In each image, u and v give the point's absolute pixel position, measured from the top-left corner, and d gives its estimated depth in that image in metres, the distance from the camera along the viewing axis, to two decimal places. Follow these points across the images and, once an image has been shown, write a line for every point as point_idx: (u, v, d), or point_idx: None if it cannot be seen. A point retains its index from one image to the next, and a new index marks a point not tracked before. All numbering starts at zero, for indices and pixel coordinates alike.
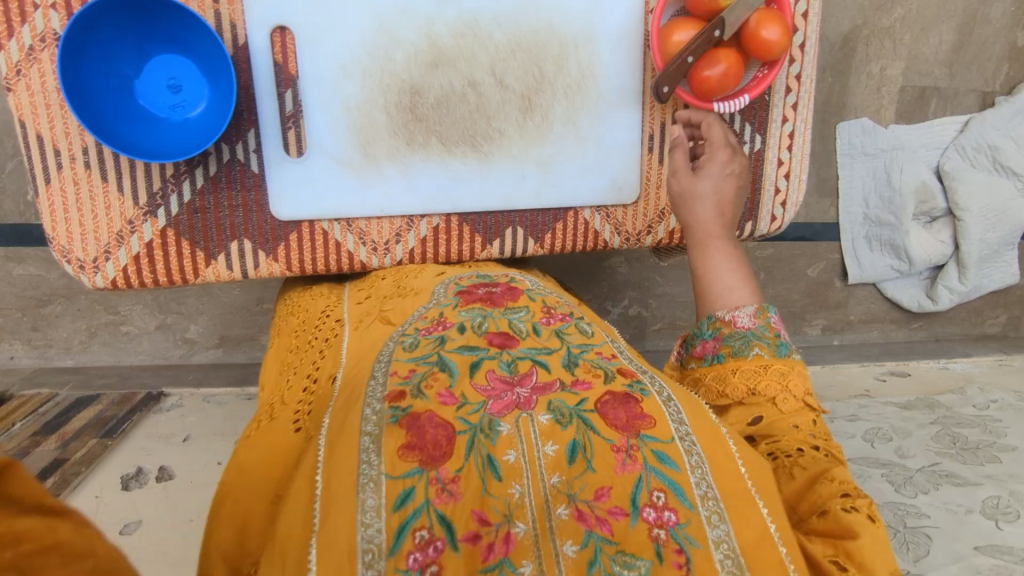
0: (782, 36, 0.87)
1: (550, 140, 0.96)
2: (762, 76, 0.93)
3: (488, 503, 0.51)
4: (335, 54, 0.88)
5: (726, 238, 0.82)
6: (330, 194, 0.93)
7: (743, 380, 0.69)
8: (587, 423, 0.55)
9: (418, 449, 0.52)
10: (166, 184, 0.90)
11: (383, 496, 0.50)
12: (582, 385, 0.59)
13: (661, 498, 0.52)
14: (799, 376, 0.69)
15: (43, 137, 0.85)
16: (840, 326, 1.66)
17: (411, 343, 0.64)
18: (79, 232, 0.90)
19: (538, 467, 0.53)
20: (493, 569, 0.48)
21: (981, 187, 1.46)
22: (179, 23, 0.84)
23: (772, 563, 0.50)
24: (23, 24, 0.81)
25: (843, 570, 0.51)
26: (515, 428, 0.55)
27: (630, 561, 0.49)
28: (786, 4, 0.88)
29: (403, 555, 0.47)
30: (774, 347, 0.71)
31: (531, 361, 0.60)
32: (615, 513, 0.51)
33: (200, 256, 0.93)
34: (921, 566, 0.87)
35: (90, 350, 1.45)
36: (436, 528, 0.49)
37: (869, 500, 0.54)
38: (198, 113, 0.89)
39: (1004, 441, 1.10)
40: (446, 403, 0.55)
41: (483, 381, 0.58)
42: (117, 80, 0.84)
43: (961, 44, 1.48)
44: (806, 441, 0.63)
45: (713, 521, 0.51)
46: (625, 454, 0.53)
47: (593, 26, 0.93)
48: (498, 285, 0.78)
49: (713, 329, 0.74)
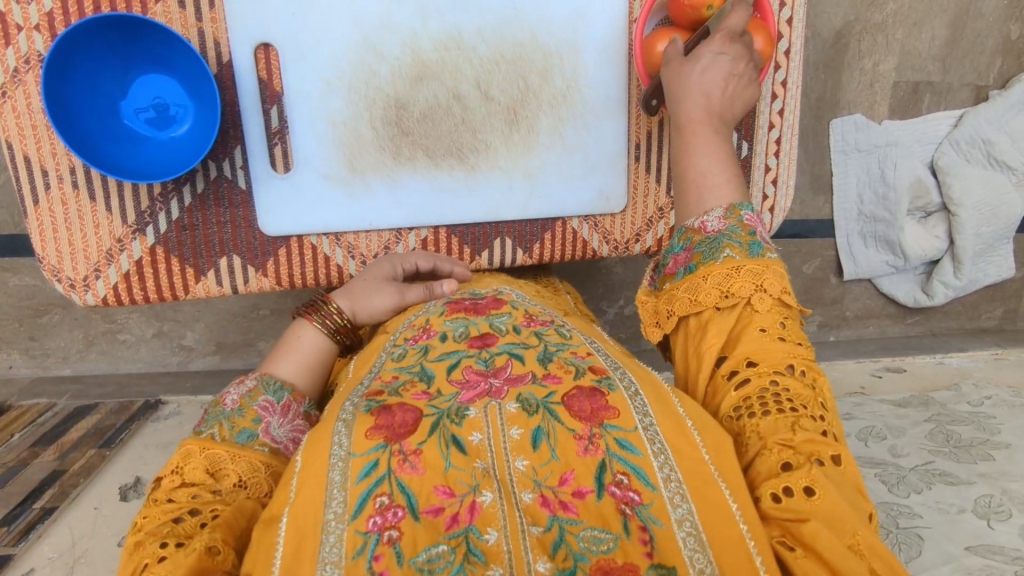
0: (766, 45, 0.87)
1: (537, 150, 0.97)
2: None
3: (451, 478, 0.55)
4: (319, 70, 0.90)
5: (710, 128, 0.77)
6: (317, 210, 0.95)
7: (715, 284, 0.69)
8: (552, 412, 0.59)
9: (384, 428, 0.58)
10: (154, 203, 0.93)
11: (349, 471, 0.55)
12: (553, 378, 0.62)
13: (626, 481, 0.55)
14: (775, 274, 0.68)
15: (30, 157, 0.88)
16: (836, 322, 1.66)
17: (399, 354, 0.70)
18: (69, 252, 0.93)
19: (503, 450, 0.57)
20: (456, 535, 0.52)
21: (974, 182, 1.46)
22: (163, 43, 0.86)
23: (733, 540, 0.52)
24: (8, 46, 0.85)
25: (789, 551, 0.52)
26: (483, 412, 0.59)
27: (597, 535, 0.53)
28: (770, 13, 0.88)
29: (363, 518, 0.52)
30: (746, 246, 0.69)
31: (507, 353, 0.66)
32: (580, 493, 0.55)
33: (190, 273, 0.96)
34: (914, 567, 0.88)
35: (87, 359, 1.46)
36: (396, 495, 0.53)
37: (806, 473, 0.54)
38: (184, 131, 0.91)
39: (997, 439, 1.11)
40: (418, 397, 0.61)
41: (459, 377, 0.64)
42: (103, 100, 0.87)
43: (954, 39, 1.47)
44: (780, 364, 0.63)
45: (676, 501, 0.55)
46: (588, 441, 0.57)
47: (578, 37, 0.94)
48: (485, 296, 0.80)
49: (684, 241, 0.74)
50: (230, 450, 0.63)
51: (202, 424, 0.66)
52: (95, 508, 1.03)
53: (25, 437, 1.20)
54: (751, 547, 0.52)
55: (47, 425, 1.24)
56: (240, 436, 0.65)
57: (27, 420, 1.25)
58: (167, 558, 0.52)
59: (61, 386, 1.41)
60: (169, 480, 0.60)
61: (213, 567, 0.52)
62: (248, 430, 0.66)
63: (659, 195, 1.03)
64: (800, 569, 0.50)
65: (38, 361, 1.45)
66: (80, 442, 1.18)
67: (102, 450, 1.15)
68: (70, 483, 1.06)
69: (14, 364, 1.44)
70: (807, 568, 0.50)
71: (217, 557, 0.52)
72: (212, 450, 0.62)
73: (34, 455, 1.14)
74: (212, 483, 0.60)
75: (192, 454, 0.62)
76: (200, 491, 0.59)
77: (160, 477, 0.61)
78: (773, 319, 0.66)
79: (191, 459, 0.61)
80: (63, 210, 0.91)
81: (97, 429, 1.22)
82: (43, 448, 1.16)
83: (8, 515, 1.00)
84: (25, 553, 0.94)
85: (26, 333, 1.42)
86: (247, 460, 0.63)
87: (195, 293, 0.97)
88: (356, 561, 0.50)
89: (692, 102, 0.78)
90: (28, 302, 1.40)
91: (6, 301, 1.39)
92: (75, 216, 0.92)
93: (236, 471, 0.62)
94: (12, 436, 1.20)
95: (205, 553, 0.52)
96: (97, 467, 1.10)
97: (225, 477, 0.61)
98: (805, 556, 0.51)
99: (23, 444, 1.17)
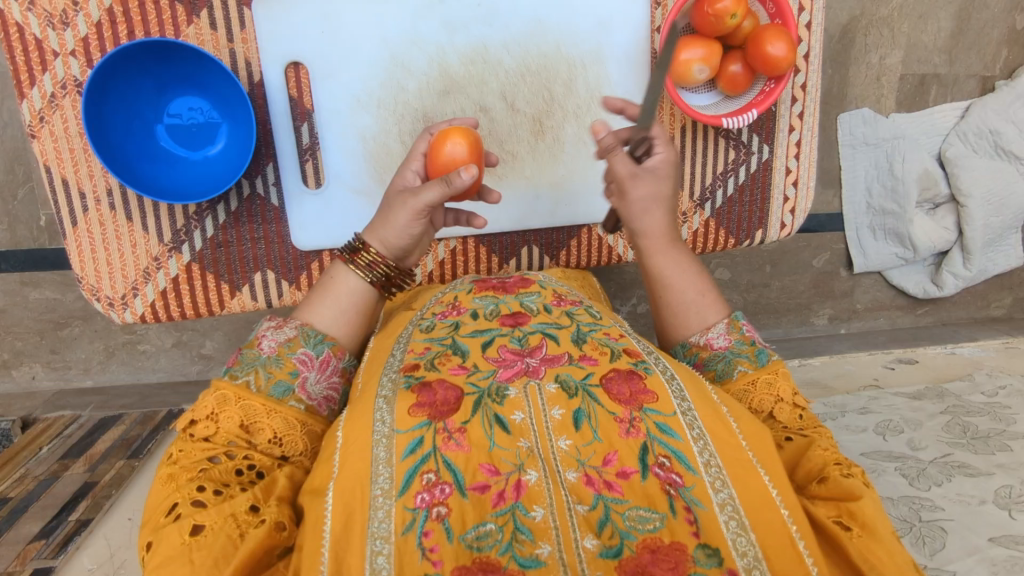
0: (788, 52, 0.88)
1: (562, 160, 1.00)
2: (769, 90, 0.95)
3: (496, 457, 0.57)
4: (348, 88, 0.93)
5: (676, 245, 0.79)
6: (349, 222, 0.98)
7: (735, 401, 0.69)
8: (591, 395, 0.62)
9: (427, 405, 0.60)
10: (189, 221, 0.97)
11: (393, 448, 0.57)
12: (589, 359, 0.66)
13: (668, 464, 0.58)
14: (785, 379, 0.70)
15: (68, 180, 0.92)
16: (847, 315, 1.67)
17: (427, 326, 0.73)
18: (107, 272, 0.97)
19: (546, 430, 0.60)
20: (503, 513, 0.54)
21: (982, 172, 1.47)
22: (198, 65, 0.89)
23: (774, 525, 0.54)
24: (44, 72, 0.88)
25: (846, 529, 0.54)
26: (523, 393, 0.62)
27: (643, 514, 0.55)
28: (791, 19, 0.90)
29: (411, 494, 0.54)
30: (753, 359, 0.72)
31: (541, 333, 0.69)
32: (624, 474, 0.57)
33: (226, 288, 1.00)
34: (938, 560, 0.88)
35: (108, 370, 1.47)
36: (443, 472, 0.56)
37: (860, 469, 0.60)
38: (217, 151, 0.93)
39: (1014, 429, 1.12)
40: (456, 373, 0.64)
41: (495, 354, 0.66)
42: (140, 123, 0.90)
43: (960, 30, 1.48)
44: (791, 433, 0.66)
45: (716, 486, 0.56)
46: (629, 424, 0.60)
47: (601, 47, 0.97)
48: (511, 276, 0.84)
49: (691, 355, 0.76)
50: (265, 403, 0.64)
51: (236, 367, 0.68)
52: (130, 518, 1.03)
53: (54, 450, 1.21)
54: (793, 532, 0.53)
55: (73, 438, 1.25)
56: (276, 390, 0.66)
57: (54, 433, 1.27)
58: (209, 506, 0.55)
59: (84, 398, 1.43)
60: (205, 425, 0.62)
61: (277, 543, 0.54)
62: (284, 384, 0.67)
63: (682, 200, 1.07)
64: (856, 549, 0.53)
65: (60, 373, 1.45)
66: (108, 453, 1.19)
67: (130, 461, 1.16)
68: (102, 494, 1.07)
69: (37, 376, 1.45)
70: (864, 546, 0.53)
71: (283, 533, 0.55)
72: (247, 401, 0.64)
73: (64, 468, 1.15)
74: (247, 436, 0.63)
75: (228, 401, 0.63)
76: (236, 439, 0.62)
77: (197, 418, 0.63)
78: (792, 414, 0.68)
79: (227, 406, 0.63)
80: (101, 230, 0.95)
81: (124, 440, 1.23)
82: (72, 460, 1.17)
83: (45, 528, 1.01)
84: (65, 564, 0.95)
85: (47, 346, 1.43)
86: (283, 416, 0.64)
87: (230, 308, 1.01)
88: (405, 537, 0.52)
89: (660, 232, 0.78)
90: (49, 315, 1.40)
91: (26, 315, 1.39)
92: (112, 235, 0.95)
93: (272, 428, 0.63)
94: (41, 449, 1.21)
95: (274, 529, 0.54)
96: (127, 476, 1.12)
97: (261, 431, 0.63)
98: (864, 532, 0.53)
99: (52, 457, 1.19)
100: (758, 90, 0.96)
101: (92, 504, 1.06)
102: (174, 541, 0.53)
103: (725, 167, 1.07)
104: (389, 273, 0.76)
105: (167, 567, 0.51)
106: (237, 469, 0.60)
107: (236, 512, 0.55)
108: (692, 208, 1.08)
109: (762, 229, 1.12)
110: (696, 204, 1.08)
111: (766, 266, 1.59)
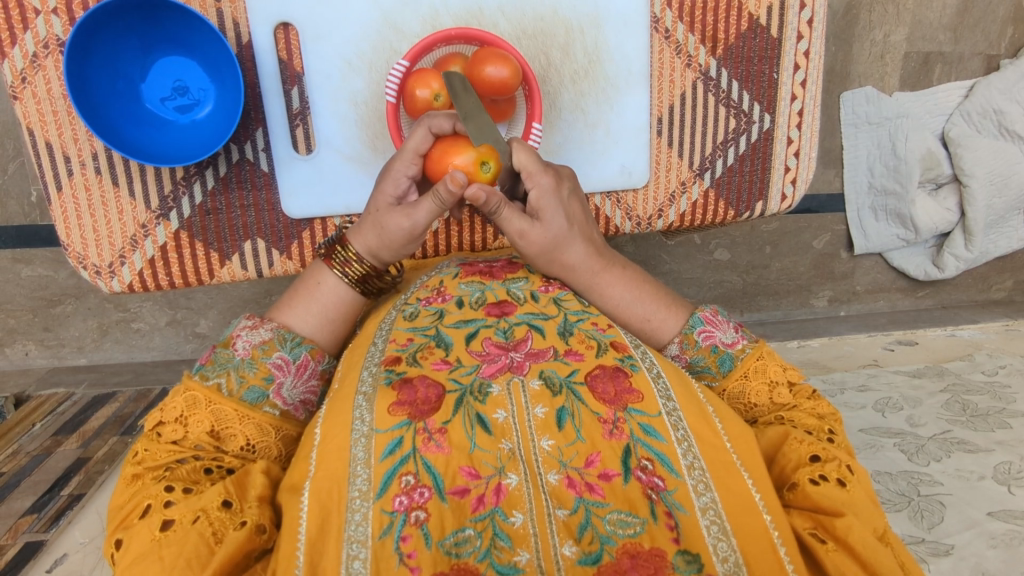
0: (513, 65, 0.85)
1: (560, 128, 1.00)
2: (530, 93, 0.92)
3: (476, 459, 0.56)
4: (339, 50, 0.92)
5: (603, 270, 0.78)
6: (337, 192, 0.98)
7: None
8: (575, 394, 0.61)
9: (407, 404, 0.58)
10: (176, 187, 0.96)
11: (372, 449, 0.56)
12: (574, 355, 0.65)
13: (650, 467, 0.57)
14: (757, 375, 0.71)
15: (52, 144, 0.91)
16: (846, 297, 1.65)
17: (411, 314, 0.70)
18: (93, 239, 0.95)
19: (528, 429, 0.59)
20: (483, 518, 0.53)
21: (985, 152, 1.42)
22: (183, 24, 0.87)
23: (758, 532, 0.53)
24: (25, 31, 0.86)
25: (821, 542, 0.54)
26: (506, 390, 0.61)
27: (624, 519, 0.54)
28: (498, 42, 0.88)
29: (388, 497, 0.53)
30: (716, 366, 0.73)
31: (526, 325, 0.67)
32: (606, 476, 0.56)
33: (215, 257, 1.00)
34: (936, 534, 0.85)
35: (102, 348, 1.45)
36: (421, 475, 0.54)
37: (837, 464, 0.58)
38: (206, 114, 0.93)
39: (1014, 407, 1.10)
40: (439, 368, 0.62)
41: (478, 348, 0.65)
42: (123, 84, 0.88)
43: (965, 8, 1.46)
44: (782, 408, 0.69)
45: (699, 489, 0.56)
46: (613, 425, 0.59)
47: (599, 11, 0.97)
48: (498, 260, 0.81)
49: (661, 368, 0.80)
50: (237, 408, 0.64)
51: (209, 367, 0.67)
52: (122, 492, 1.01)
53: (47, 427, 1.19)
54: (774, 538, 0.53)
55: (66, 414, 1.23)
56: (249, 395, 0.66)
57: (47, 409, 1.24)
58: (179, 503, 0.55)
59: (78, 375, 1.41)
60: (173, 428, 0.62)
61: (257, 546, 0.53)
62: (258, 389, 0.66)
63: (681, 169, 1.08)
64: (831, 562, 0.52)
65: (54, 351, 1.44)
66: (101, 430, 1.17)
67: (124, 438, 1.14)
68: (95, 470, 1.05)
69: (30, 354, 1.43)
70: (840, 562, 0.52)
71: (264, 536, 0.54)
72: (217, 405, 0.63)
73: (57, 445, 1.12)
74: (218, 442, 0.63)
75: (199, 403, 0.63)
76: (204, 444, 0.62)
77: (166, 418, 0.63)
78: (786, 395, 0.70)
79: (198, 409, 0.63)
80: (86, 195, 0.94)
81: (117, 417, 1.21)
82: (65, 437, 1.15)
83: (36, 503, 0.98)
84: (57, 538, 0.92)
85: (40, 323, 1.41)
86: (256, 422, 0.64)
87: (220, 278, 1.01)
88: (382, 542, 0.51)
89: (575, 276, 0.77)
90: (42, 292, 1.38)
91: (19, 292, 1.37)
92: (97, 202, 0.94)
93: (244, 434, 0.64)
94: (34, 426, 1.19)
95: (254, 532, 0.53)
96: (120, 453, 1.09)
97: (232, 438, 0.63)
98: (838, 548, 0.53)
99: (46, 433, 1.16)
100: (525, 100, 0.93)
101: (84, 480, 1.03)
102: (145, 537, 0.53)
103: (726, 137, 1.09)
104: (383, 287, 0.79)
105: (139, 562, 0.51)
106: (206, 468, 0.60)
107: (208, 507, 0.54)
108: (691, 178, 1.09)
109: (762, 201, 1.12)
110: (695, 174, 1.09)
111: (766, 247, 1.56)
